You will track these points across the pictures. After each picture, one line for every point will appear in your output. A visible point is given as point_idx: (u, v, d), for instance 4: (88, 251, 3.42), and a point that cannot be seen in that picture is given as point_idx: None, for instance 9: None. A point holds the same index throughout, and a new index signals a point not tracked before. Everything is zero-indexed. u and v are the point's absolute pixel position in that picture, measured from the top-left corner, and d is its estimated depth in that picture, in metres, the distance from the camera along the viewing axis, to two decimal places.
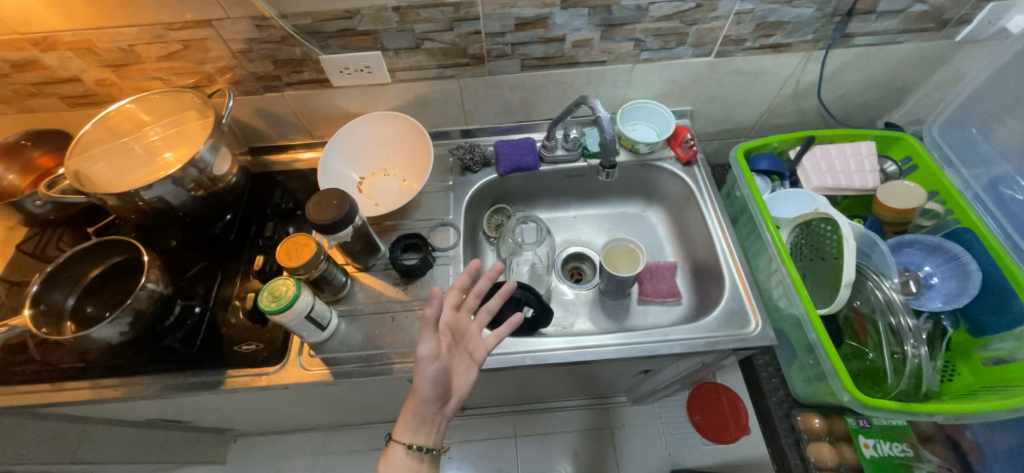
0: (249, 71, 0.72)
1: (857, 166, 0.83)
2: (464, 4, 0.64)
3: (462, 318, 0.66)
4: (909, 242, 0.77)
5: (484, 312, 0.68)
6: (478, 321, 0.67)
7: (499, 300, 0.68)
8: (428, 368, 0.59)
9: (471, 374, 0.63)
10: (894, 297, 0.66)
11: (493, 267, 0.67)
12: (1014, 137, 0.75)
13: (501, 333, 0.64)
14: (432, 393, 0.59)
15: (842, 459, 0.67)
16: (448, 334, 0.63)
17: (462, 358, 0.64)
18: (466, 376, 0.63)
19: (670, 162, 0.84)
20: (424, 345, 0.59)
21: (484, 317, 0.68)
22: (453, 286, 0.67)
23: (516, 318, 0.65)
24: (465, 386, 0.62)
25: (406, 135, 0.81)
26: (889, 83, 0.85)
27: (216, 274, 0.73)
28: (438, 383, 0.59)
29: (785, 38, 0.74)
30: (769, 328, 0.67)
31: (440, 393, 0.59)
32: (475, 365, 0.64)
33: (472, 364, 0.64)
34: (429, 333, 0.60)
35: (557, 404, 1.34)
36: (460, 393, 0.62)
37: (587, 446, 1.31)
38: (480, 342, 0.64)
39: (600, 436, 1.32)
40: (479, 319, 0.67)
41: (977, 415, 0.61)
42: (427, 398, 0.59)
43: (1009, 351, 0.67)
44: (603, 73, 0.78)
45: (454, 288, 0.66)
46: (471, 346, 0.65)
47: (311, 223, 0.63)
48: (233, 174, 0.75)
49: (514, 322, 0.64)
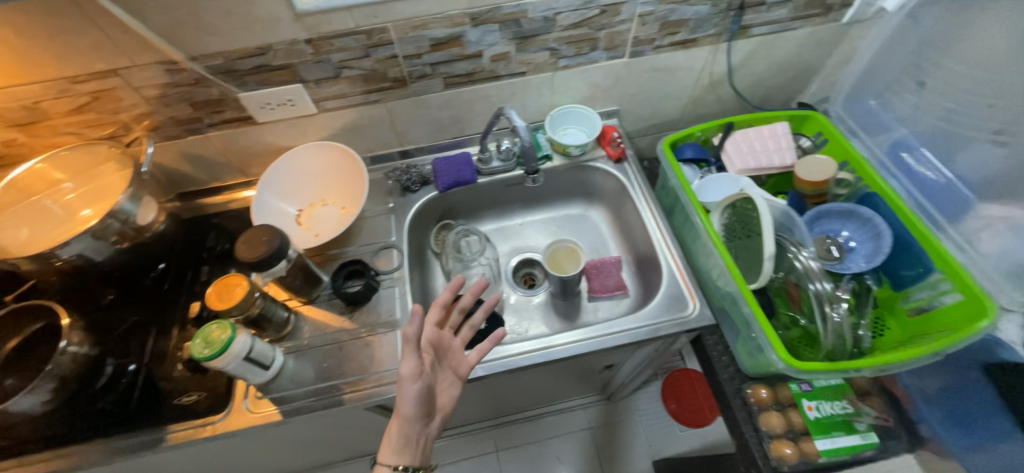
0: (167, 116, 0.71)
1: (775, 145, 0.88)
2: (376, 31, 0.65)
3: (445, 336, 0.68)
4: (826, 212, 0.83)
5: (465, 327, 0.71)
6: (460, 337, 0.70)
7: (481, 315, 0.71)
8: (410, 387, 0.59)
9: (454, 391, 0.66)
10: (811, 265, 0.69)
11: (477, 282, 0.72)
12: (906, 106, 0.83)
13: (483, 348, 0.67)
14: (416, 411, 0.59)
15: (790, 425, 0.70)
16: (430, 351, 0.64)
17: (446, 375, 0.66)
18: (449, 392, 0.65)
19: (602, 161, 0.88)
20: (408, 364, 0.60)
21: (465, 332, 0.71)
22: (435, 303, 0.69)
23: (499, 333, 0.68)
24: (449, 403, 0.65)
25: (340, 163, 0.81)
26: (794, 67, 0.92)
27: (150, 327, 0.71)
28: (422, 401, 0.60)
29: (690, 34, 0.78)
30: (706, 309, 0.71)
31: (425, 411, 0.60)
32: (458, 381, 0.66)
33: (455, 380, 0.66)
34: (411, 352, 0.61)
35: (555, 407, 1.36)
36: (443, 410, 0.64)
37: (581, 447, 1.31)
38: (463, 358, 0.67)
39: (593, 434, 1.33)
40: (461, 335, 0.70)
41: (898, 364, 0.65)
42: (411, 417, 0.59)
43: (928, 299, 0.73)
44: (526, 83, 0.81)
45: (435, 305, 0.69)
46: (454, 362, 0.67)
47: (242, 262, 0.63)
48: (159, 222, 0.75)
49: (495, 337, 0.68)
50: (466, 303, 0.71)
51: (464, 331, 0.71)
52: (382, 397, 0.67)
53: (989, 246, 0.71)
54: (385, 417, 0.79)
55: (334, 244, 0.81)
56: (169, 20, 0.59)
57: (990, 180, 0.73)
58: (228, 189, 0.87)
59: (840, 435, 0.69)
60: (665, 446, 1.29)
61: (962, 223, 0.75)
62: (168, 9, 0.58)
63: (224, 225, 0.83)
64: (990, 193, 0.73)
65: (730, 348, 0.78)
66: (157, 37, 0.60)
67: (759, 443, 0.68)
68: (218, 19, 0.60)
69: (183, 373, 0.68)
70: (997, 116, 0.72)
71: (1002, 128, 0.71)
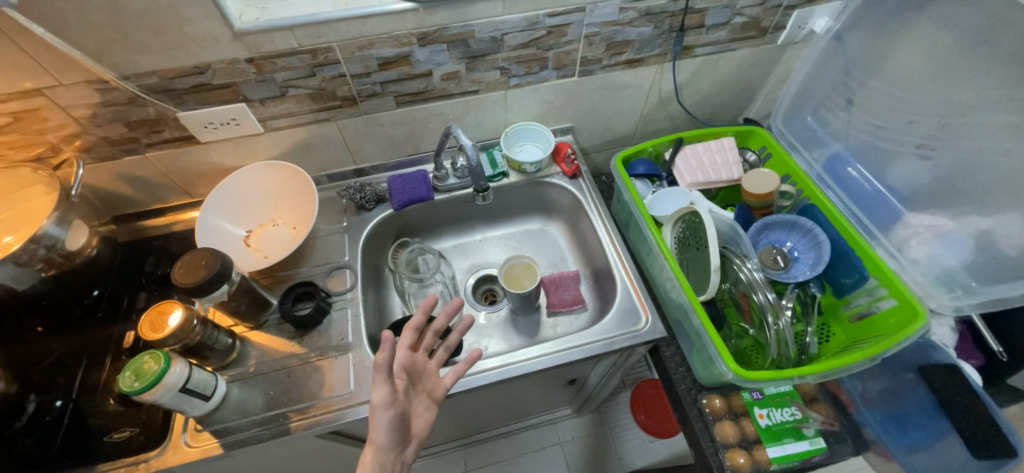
0: (99, 136, 0.68)
1: (722, 160, 0.91)
2: (321, 50, 0.65)
3: (419, 358, 0.65)
4: (772, 223, 0.86)
5: (441, 348, 0.68)
6: (435, 359, 0.67)
7: (458, 336, 0.68)
8: (382, 416, 0.55)
9: (430, 415, 0.62)
10: (755, 277, 0.71)
11: (452, 302, 0.67)
12: (840, 122, 0.88)
13: (459, 370, 0.64)
14: (389, 439, 0.56)
15: (742, 433, 0.72)
16: (403, 375, 0.60)
17: (421, 399, 0.63)
18: (425, 416, 0.62)
19: (558, 177, 0.90)
20: (380, 392, 0.56)
21: (440, 353, 0.67)
22: (408, 325, 0.64)
23: (474, 353, 0.65)
24: (424, 427, 0.61)
25: (290, 182, 0.79)
26: (737, 85, 0.96)
27: (79, 359, 0.67)
28: (395, 429, 0.56)
29: (636, 54, 0.81)
30: (657, 322, 0.72)
31: (399, 439, 0.57)
32: (433, 405, 0.63)
33: (430, 404, 0.63)
34: (382, 379, 0.56)
35: (531, 421, 1.34)
36: (418, 435, 0.61)
37: (556, 462, 1.30)
38: (438, 380, 0.64)
39: (570, 446, 1.32)
40: (436, 356, 0.67)
41: (841, 369, 0.67)
42: (384, 446, 0.56)
43: (867, 305, 0.76)
44: (479, 101, 0.81)
45: (409, 327, 0.63)
46: (428, 385, 0.64)
47: (179, 288, 0.59)
48: (92, 246, 0.70)
49: (471, 358, 0.65)
50: (441, 323, 0.67)
51: (439, 352, 0.67)
52: (332, 425, 0.64)
53: (918, 253, 0.75)
54: (340, 444, 0.76)
55: (284, 265, 0.79)
56: (97, 38, 0.56)
57: (918, 192, 0.78)
58: (172, 211, 0.84)
59: (790, 442, 0.72)
60: (636, 457, 1.29)
61: (893, 232, 0.79)
62: (95, 27, 0.55)
63: (167, 247, 0.79)
64: (920, 204, 0.78)
65: (685, 360, 0.79)
66: (84, 56, 0.58)
67: (717, 455, 0.68)
68: (151, 38, 0.58)
69: (116, 408, 0.63)
70: (919, 131, 0.77)
71: (925, 142, 0.76)
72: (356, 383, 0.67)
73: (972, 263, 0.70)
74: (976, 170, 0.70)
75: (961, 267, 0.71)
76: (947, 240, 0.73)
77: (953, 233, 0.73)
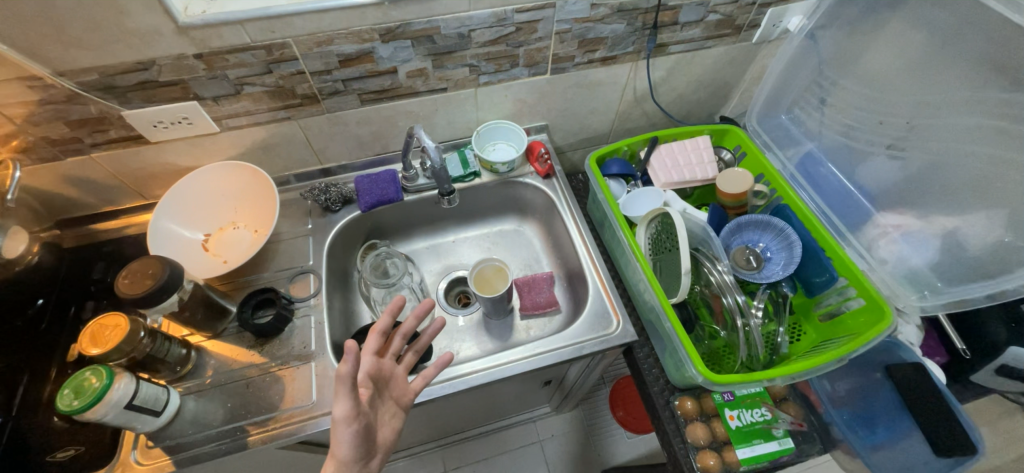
0: (37, 136, 0.64)
1: (697, 159, 0.91)
2: (275, 46, 0.61)
3: (386, 363, 0.61)
4: (745, 224, 0.85)
5: (409, 353, 0.66)
6: (403, 364, 0.64)
7: (428, 338, 0.67)
8: (345, 429, 0.50)
9: (396, 422, 0.59)
10: (726, 279, 0.71)
11: (424, 304, 0.66)
12: (813, 121, 0.89)
13: (428, 375, 0.63)
14: (353, 454, 0.51)
15: (714, 434, 0.71)
16: (369, 384, 0.57)
17: (387, 406, 0.60)
18: (392, 425, 0.59)
19: (531, 177, 0.88)
20: (344, 404, 0.50)
21: (409, 358, 0.66)
22: (373, 328, 0.60)
23: (444, 358, 0.65)
24: (390, 436, 0.58)
25: (250, 183, 0.76)
26: (712, 83, 0.95)
27: (20, 374, 0.63)
28: (360, 442, 0.51)
29: (610, 52, 0.79)
30: (628, 325, 0.71)
31: (364, 452, 0.52)
32: (400, 412, 0.61)
33: (397, 411, 0.60)
34: (346, 392, 0.50)
35: (510, 420, 1.33)
36: (385, 445, 0.57)
37: (535, 460, 1.30)
38: (406, 387, 0.62)
39: (549, 445, 1.32)
40: (404, 362, 0.65)
41: (809, 371, 0.67)
42: (348, 460, 0.51)
43: (836, 305, 0.76)
44: (448, 99, 0.79)
45: (374, 332, 0.59)
46: (396, 392, 0.61)
47: (123, 300, 0.56)
48: (33, 254, 0.68)
49: (441, 363, 0.64)
50: (409, 327, 0.64)
51: (408, 357, 0.66)
52: (292, 438, 0.61)
53: (886, 253, 0.76)
54: (306, 453, 0.74)
55: (245, 270, 0.76)
56: (25, 31, 0.52)
57: (886, 190, 0.79)
58: (125, 213, 0.80)
59: (760, 442, 0.71)
60: (614, 454, 1.30)
61: (862, 232, 0.80)
62: (22, 19, 0.51)
63: (119, 253, 0.75)
64: (887, 203, 0.79)
65: (658, 361, 0.79)
66: (13, 51, 0.54)
67: (686, 455, 0.70)
68: (86, 31, 0.54)
69: (60, 424, 0.60)
70: (888, 133, 0.77)
71: (894, 143, 0.76)
72: (319, 393, 0.64)
73: (936, 262, 0.70)
74: (940, 170, 0.70)
75: (926, 266, 0.72)
76: (913, 240, 0.74)
77: (919, 233, 0.73)
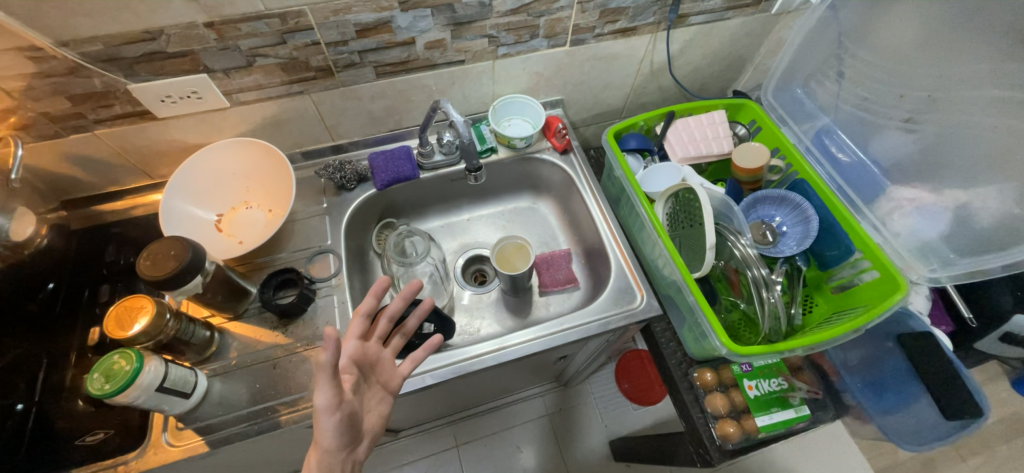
0: (38, 111, 0.60)
1: (713, 134, 0.90)
2: (290, 15, 0.58)
3: (370, 347, 0.61)
4: (761, 198, 0.86)
5: (397, 336, 0.65)
6: (390, 347, 0.64)
7: (415, 320, 0.65)
8: (328, 419, 0.50)
9: (384, 407, 0.59)
10: (749, 253, 0.72)
11: (410, 285, 0.62)
12: (829, 95, 0.88)
13: (416, 357, 0.63)
14: (338, 442, 0.51)
15: (733, 404, 0.74)
16: (353, 370, 0.56)
17: (374, 391, 0.59)
18: (379, 410, 0.59)
19: (548, 152, 0.87)
20: (324, 395, 0.49)
21: (397, 341, 0.65)
22: (356, 311, 0.59)
23: (433, 340, 0.64)
24: (378, 421, 0.58)
25: (261, 162, 0.73)
26: (728, 56, 0.94)
27: (38, 359, 0.61)
28: (344, 431, 0.51)
29: (630, 23, 0.77)
30: (653, 300, 0.72)
31: (350, 440, 0.53)
32: (388, 396, 0.60)
33: (384, 395, 0.60)
34: (327, 381, 0.49)
35: (511, 398, 1.35)
36: (371, 431, 0.57)
37: (540, 433, 1.33)
38: (394, 371, 0.62)
39: (553, 420, 1.35)
40: (390, 345, 0.64)
41: (830, 340, 0.69)
42: (332, 449, 0.51)
43: (849, 278, 0.78)
44: (465, 72, 0.77)
45: (358, 315, 0.59)
46: (383, 376, 0.61)
47: (145, 282, 0.54)
48: (41, 236, 0.65)
49: (431, 345, 0.64)
50: (394, 309, 0.62)
51: (395, 340, 0.64)
52: None
53: (899, 226, 0.76)
54: None
55: (261, 251, 0.74)
56: None
57: (900, 164, 0.79)
58: (131, 194, 0.77)
59: (778, 410, 0.73)
60: (621, 425, 1.33)
61: (877, 205, 0.80)
62: None
63: (128, 234, 0.73)
64: (901, 177, 0.79)
65: (676, 335, 0.80)
66: (10, 19, 0.50)
67: (705, 423, 0.71)
68: None
69: (86, 408, 0.59)
70: (906, 106, 0.77)
71: (911, 116, 0.77)
72: None
73: (950, 234, 0.71)
74: (958, 142, 0.71)
75: (939, 239, 0.72)
76: (927, 213, 0.74)
77: (933, 206, 0.74)
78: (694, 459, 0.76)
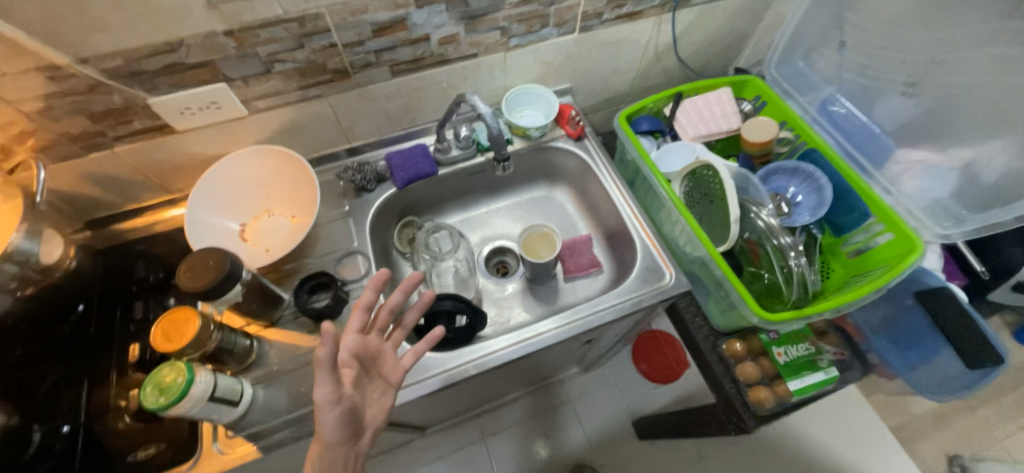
0: (58, 131, 0.60)
1: (721, 111, 0.91)
2: (309, 17, 0.58)
3: (372, 340, 0.59)
4: (774, 170, 0.88)
5: (398, 328, 0.62)
6: (392, 340, 0.62)
7: (416, 314, 0.62)
8: (329, 413, 0.51)
9: (387, 401, 0.58)
10: (772, 222, 0.74)
11: (411, 276, 0.61)
12: (831, 65, 0.90)
13: (419, 350, 0.60)
14: (340, 435, 0.52)
15: (764, 371, 0.75)
16: (354, 365, 0.55)
17: (376, 385, 0.58)
18: (381, 403, 0.58)
19: (562, 140, 0.87)
20: (322, 388, 0.50)
21: (398, 333, 0.63)
22: (357, 304, 0.57)
23: (436, 333, 0.61)
24: (380, 414, 0.57)
25: (281, 169, 0.73)
26: (730, 34, 0.95)
27: (79, 380, 0.61)
28: (346, 424, 0.52)
29: (636, 6, 0.78)
30: (681, 276, 0.73)
31: (351, 432, 0.53)
32: (391, 390, 0.59)
33: (387, 389, 0.58)
34: (324, 377, 0.50)
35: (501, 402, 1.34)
36: (374, 424, 0.56)
37: (550, 424, 1.34)
38: (395, 364, 0.60)
39: (558, 412, 1.36)
40: (393, 337, 0.62)
41: (857, 301, 0.70)
42: (334, 442, 0.51)
43: (864, 241, 0.80)
44: (477, 66, 0.77)
45: (358, 308, 0.57)
46: (384, 369, 0.59)
47: (186, 294, 0.54)
48: (69, 257, 0.65)
49: (434, 337, 0.61)
50: (395, 302, 0.61)
51: (395, 333, 0.62)
52: None
53: (910, 187, 0.78)
54: None
55: (288, 258, 0.74)
56: (45, 15, 0.48)
57: (904, 126, 0.82)
58: (152, 210, 0.77)
59: (809, 373, 0.74)
60: (643, 406, 1.35)
61: (885, 169, 0.82)
62: (43, 4, 0.47)
63: (152, 250, 0.72)
64: (906, 139, 0.82)
65: (701, 310, 0.82)
66: (33, 38, 0.50)
67: (739, 393, 0.73)
68: (112, 11, 0.50)
69: (132, 425, 0.59)
70: (909, 70, 0.79)
71: (914, 80, 0.79)
72: None
73: (959, 190, 0.74)
74: (964, 102, 0.73)
75: (950, 196, 0.75)
76: (936, 173, 0.76)
77: (940, 166, 0.76)
78: (728, 428, 0.78)
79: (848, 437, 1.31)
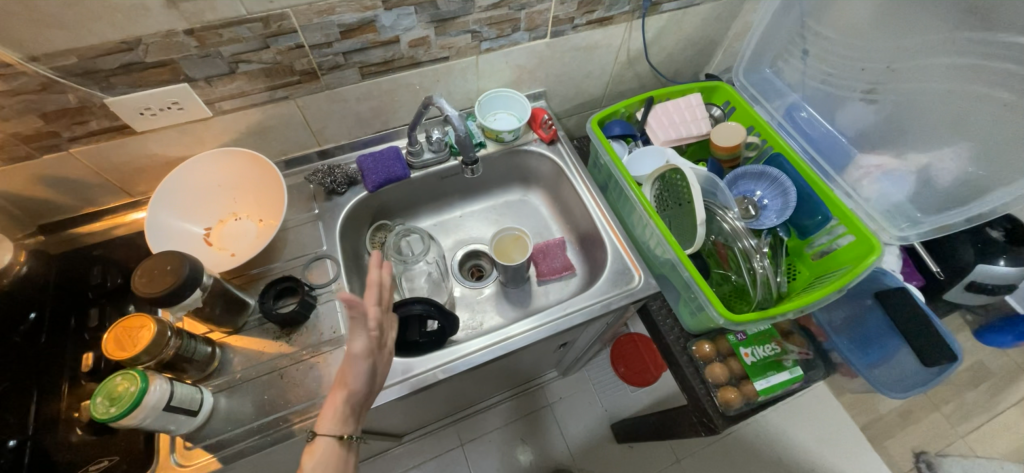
0: (8, 132, 0.57)
1: (691, 116, 0.93)
2: (274, 18, 0.57)
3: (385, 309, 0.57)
4: (742, 174, 0.90)
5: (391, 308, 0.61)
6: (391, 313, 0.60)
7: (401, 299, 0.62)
8: (361, 363, 0.50)
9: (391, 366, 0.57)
10: (737, 226, 0.76)
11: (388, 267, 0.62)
12: (795, 72, 0.93)
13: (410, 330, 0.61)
14: (364, 387, 0.51)
15: (731, 372, 0.76)
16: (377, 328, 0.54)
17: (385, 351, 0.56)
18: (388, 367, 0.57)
19: (536, 144, 0.88)
20: (359, 339, 0.49)
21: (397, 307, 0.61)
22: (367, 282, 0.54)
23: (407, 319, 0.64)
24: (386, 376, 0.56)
25: (247, 171, 0.72)
26: (699, 41, 0.98)
27: (29, 390, 0.58)
28: (370, 377, 0.51)
29: (607, 12, 0.79)
30: (650, 278, 0.74)
31: (371, 387, 0.52)
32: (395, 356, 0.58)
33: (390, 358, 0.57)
34: (362, 329, 0.49)
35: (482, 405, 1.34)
36: (381, 384, 0.55)
37: (531, 428, 1.34)
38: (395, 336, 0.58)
39: (539, 415, 1.36)
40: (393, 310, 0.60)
41: (817, 302, 0.72)
42: (358, 392, 0.50)
43: (828, 243, 0.82)
44: (449, 69, 0.77)
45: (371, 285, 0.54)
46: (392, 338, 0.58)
47: (142, 300, 0.53)
48: (22, 263, 0.65)
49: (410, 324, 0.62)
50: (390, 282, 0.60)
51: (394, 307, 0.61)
52: None
53: (869, 191, 0.82)
54: None
55: (254, 262, 0.72)
56: None
57: (865, 132, 0.85)
58: (110, 213, 0.74)
59: (774, 373, 0.76)
60: (621, 408, 1.36)
61: (847, 173, 0.85)
62: None
63: (111, 256, 0.70)
64: (867, 145, 0.85)
65: (672, 312, 0.83)
66: None
67: (708, 393, 0.74)
68: (63, 7, 0.48)
69: (84, 437, 0.57)
70: (866, 78, 0.82)
71: (871, 88, 0.82)
72: None
73: (914, 193, 0.77)
74: (918, 108, 0.76)
75: (907, 200, 0.77)
76: (893, 177, 0.79)
77: (898, 170, 0.79)
78: (698, 428, 0.79)
79: (820, 435, 1.34)
